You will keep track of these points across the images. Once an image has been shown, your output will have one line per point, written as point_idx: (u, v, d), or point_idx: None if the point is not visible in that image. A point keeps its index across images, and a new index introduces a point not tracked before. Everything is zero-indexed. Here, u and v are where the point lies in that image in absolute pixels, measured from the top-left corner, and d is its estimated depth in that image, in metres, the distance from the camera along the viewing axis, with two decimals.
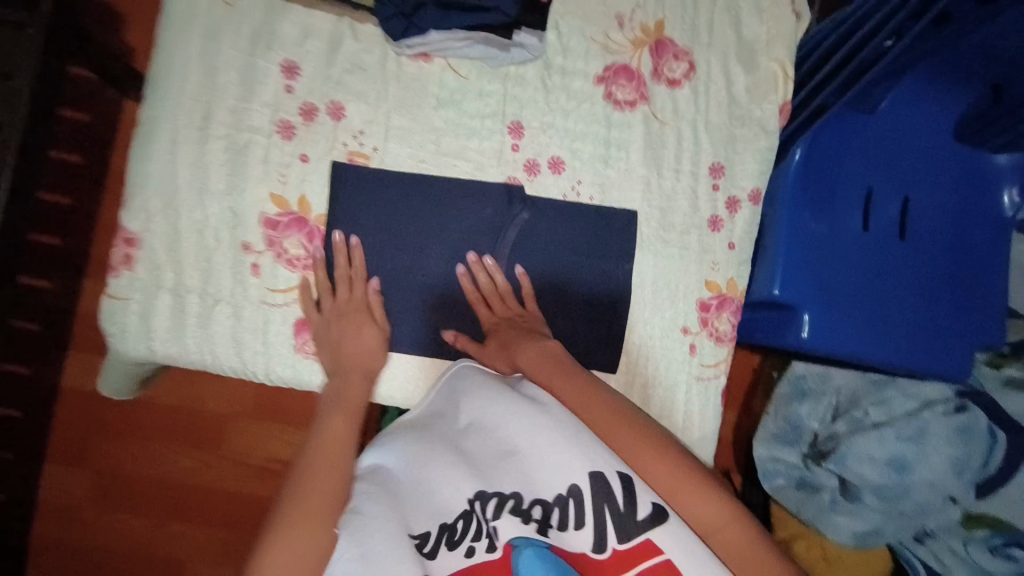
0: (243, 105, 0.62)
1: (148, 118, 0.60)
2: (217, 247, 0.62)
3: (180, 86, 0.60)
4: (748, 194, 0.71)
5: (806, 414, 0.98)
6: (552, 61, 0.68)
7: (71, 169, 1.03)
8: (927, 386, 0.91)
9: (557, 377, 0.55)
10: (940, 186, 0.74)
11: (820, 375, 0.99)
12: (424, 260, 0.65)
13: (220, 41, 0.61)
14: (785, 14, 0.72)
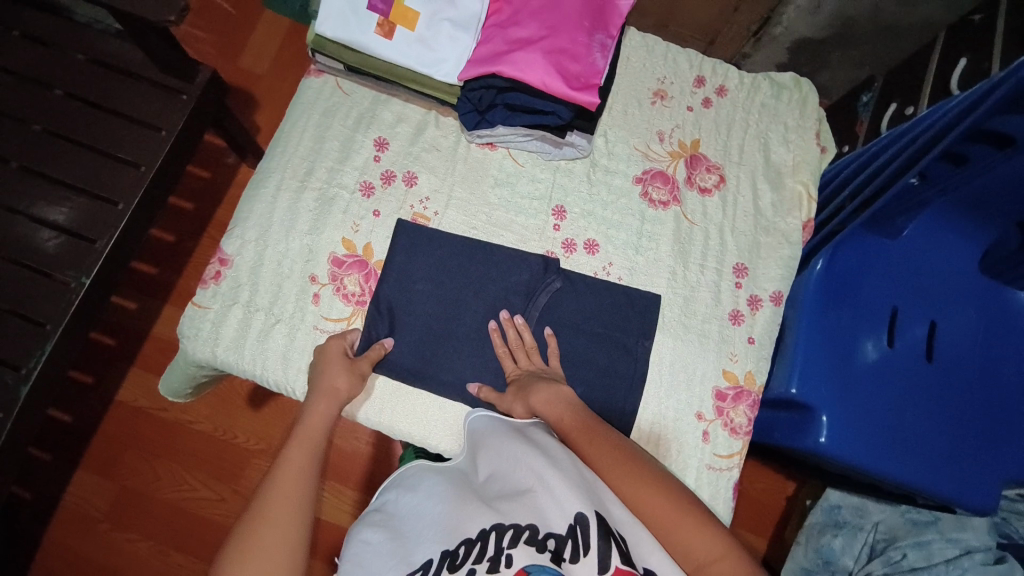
0: (338, 166, 0.75)
1: (264, 168, 0.75)
2: (289, 275, 0.72)
3: (294, 147, 0.75)
4: (770, 295, 0.76)
5: (840, 549, 0.91)
6: (598, 161, 0.79)
7: (183, 211, 1.22)
8: (968, 531, 0.86)
9: (567, 424, 0.60)
10: (966, 314, 0.77)
11: (857, 506, 0.93)
12: (460, 312, 0.72)
13: (332, 118, 0.76)
14: (810, 146, 0.82)
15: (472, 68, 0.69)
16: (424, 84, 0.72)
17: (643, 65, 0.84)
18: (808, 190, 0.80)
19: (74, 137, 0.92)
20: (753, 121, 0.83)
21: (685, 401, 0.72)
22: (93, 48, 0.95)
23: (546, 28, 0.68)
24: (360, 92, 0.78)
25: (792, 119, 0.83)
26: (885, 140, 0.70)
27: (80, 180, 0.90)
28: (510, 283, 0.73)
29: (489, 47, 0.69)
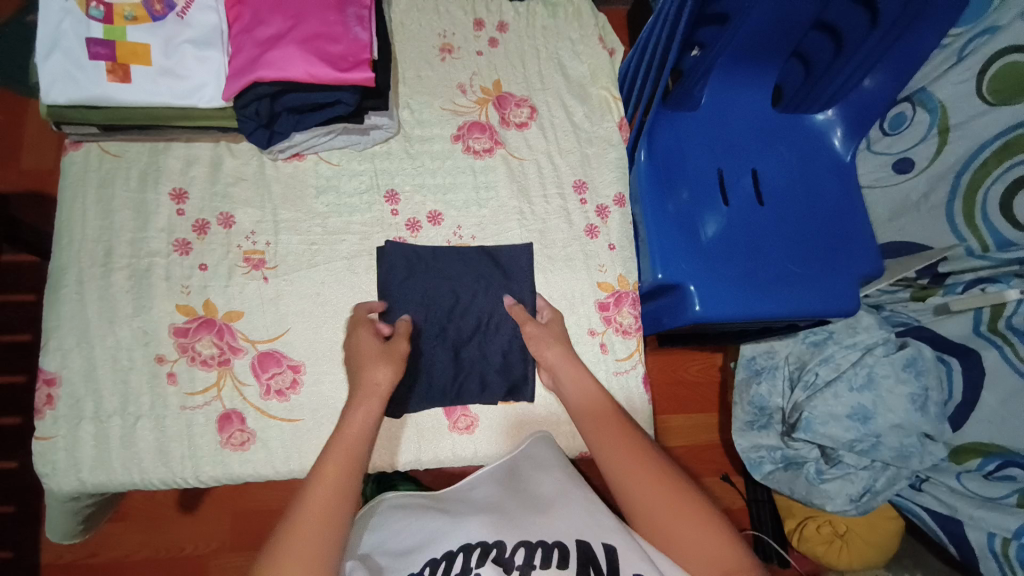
0: (140, 235, 0.69)
1: (56, 268, 0.66)
2: (133, 366, 0.65)
3: (82, 233, 0.68)
4: (614, 200, 0.80)
5: (767, 393, 1.01)
6: (410, 134, 0.78)
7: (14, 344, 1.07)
8: (862, 333, 0.95)
9: (596, 421, 0.60)
10: (778, 153, 0.85)
11: (767, 352, 1.03)
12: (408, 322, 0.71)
13: (113, 187, 0.69)
14: (600, 52, 0.85)
15: (234, 82, 0.63)
16: (196, 117, 0.66)
17: (420, 25, 0.82)
18: (612, 92, 0.84)
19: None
20: (542, 45, 0.84)
21: (576, 323, 0.75)
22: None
23: (291, 18, 0.64)
24: (132, 150, 0.71)
25: (574, 32, 0.86)
26: (652, 29, 0.74)
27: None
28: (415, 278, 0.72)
29: (242, 56, 0.64)
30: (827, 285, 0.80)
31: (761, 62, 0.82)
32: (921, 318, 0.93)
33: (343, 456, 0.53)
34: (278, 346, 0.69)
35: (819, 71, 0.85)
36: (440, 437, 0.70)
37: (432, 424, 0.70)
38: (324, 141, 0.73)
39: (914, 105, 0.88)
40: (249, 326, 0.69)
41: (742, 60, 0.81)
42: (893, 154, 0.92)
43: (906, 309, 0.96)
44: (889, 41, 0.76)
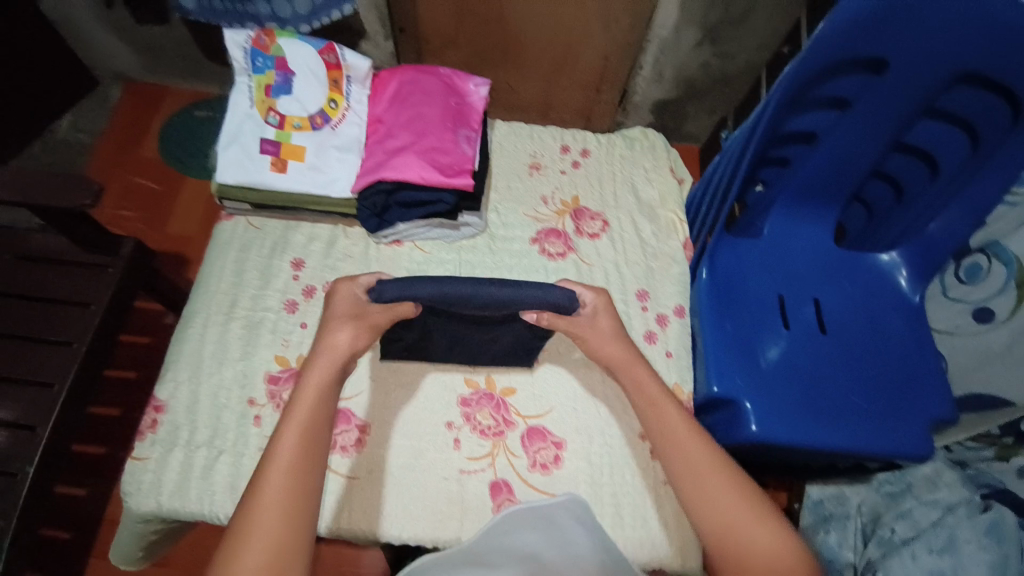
0: (260, 293, 0.81)
1: (189, 312, 0.79)
2: (228, 404, 0.74)
3: (217, 285, 0.81)
4: (674, 310, 0.85)
5: (835, 544, 0.85)
6: (495, 233, 0.89)
7: (124, 379, 1.22)
8: (943, 490, 0.79)
9: (652, 410, 0.65)
10: (841, 286, 0.88)
11: (837, 496, 0.91)
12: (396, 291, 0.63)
13: (248, 252, 0.84)
14: (669, 181, 0.96)
15: (363, 179, 0.78)
16: (327, 204, 0.81)
17: (515, 146, 0.97)
18: (678, 215, 0.93)
19: (24, 332, 1.01)
20: (618, 171, 0.96)
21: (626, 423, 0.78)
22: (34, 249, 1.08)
23: (416, 135, 0.78)
24: (270, 225, 0.86)
25: (648, 162, 0.97)
26: (715, 165, 0.84)
27: (28, 373, 0.97)
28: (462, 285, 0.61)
29: (373, 159, 0.79)
30: (893, 425, 0.77)
31: (821, 202, 0.88)
32: (1004, 480, 0.77)
33: (305, 421, 0.56)
34: (351, 405, 0.76)
35: (881, 214, 0.90)
36: (482, 518, 0.71)
37: (477, 503, 0.71)
38: (422, 232, 0.86)
39: (989, 257, 0.81)
40: None
41: (801, 199, 0.88)
42: (972, 303, 0.84)
43: (984, 471, 0.80)
44: (948, 194, 0.80)
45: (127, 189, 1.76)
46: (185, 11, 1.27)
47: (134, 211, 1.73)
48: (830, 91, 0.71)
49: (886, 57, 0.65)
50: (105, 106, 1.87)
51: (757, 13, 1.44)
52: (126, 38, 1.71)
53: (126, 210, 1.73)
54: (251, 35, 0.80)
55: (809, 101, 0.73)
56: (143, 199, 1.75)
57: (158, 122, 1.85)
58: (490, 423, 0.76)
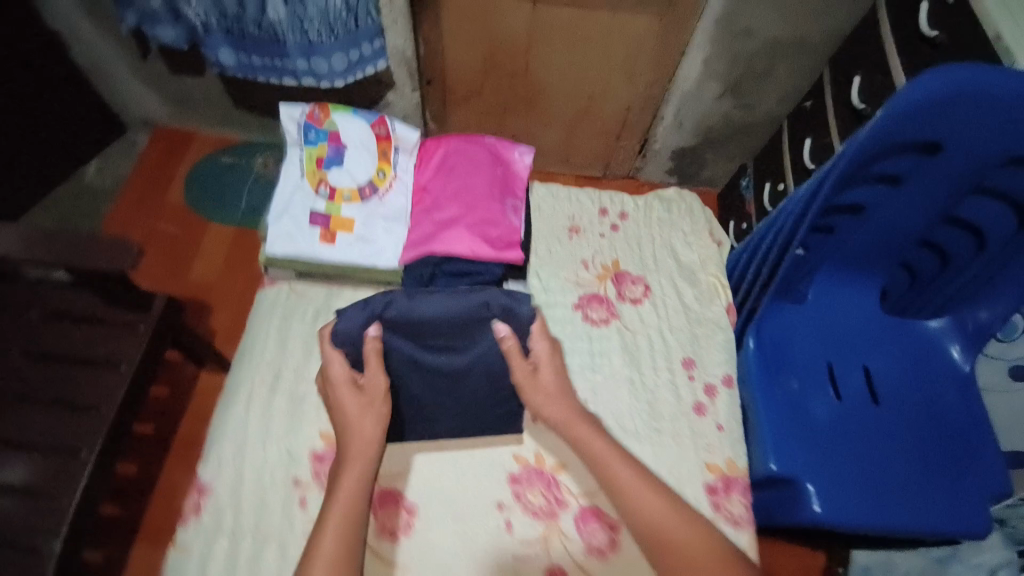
0: (303, 366, 0.80)
1: (232, 386, 0.78)
2: (274, 485, 0.72)
3: (261, 356, 0.80)
4: (722, 379, 0.83)
5: None
6: (537, 298, 0.89)
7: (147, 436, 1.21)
8: (985, 552, 0.82)
9: (603, 459, 0.69)
10: (891, 354, 0.87)
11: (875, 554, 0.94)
12: (346, 336, 0.73)
13: (291, 321, 0.83)
14: (708, 244, 0.95)
15: (411, 251, 0.78)
16: (375, 274, 0.81)
17: (553, 210, 0.97)
18: (721, 279, 0.92)
19: (54, 395, 1.00)
20: (656, 234, 0.96)
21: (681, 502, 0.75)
22: (68, 305, 1.08)
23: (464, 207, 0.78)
24: (312, 291, 0.85)
25: (686, 225, 0.97)
26: (757, 233, 0.84)
27: (59, 440, 0.95)
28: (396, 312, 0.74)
29: (420, 230, 0.79)
30: (955, 504, 0.76)
31: (864, 268, 0.88)
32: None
33: (344, 515, 0.62)
34: (399, 485, 0.74)
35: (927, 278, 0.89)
36: None
37: None
38: None
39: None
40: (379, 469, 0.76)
41: (843, 265, 0.88)
42: (1008, 360, 0.87)
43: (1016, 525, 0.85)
44: (997, 265, 0.79)
45: (152, 234, 1.76)
46: (223, 66, 1.39)
47: (157, 256, 1.72)
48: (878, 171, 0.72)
49: (938, 140, 0.66)
50: (131, 151, 1.89)
51: (779, 68, 1.47)
52: (158, 86, 1.74)
53: (149, 254, 1.72)
54: (306, 109, 0.82)
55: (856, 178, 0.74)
56: (166, 244, 1.74)
57: (184, 168, 1.87)
58: (542, 502, 0.74)
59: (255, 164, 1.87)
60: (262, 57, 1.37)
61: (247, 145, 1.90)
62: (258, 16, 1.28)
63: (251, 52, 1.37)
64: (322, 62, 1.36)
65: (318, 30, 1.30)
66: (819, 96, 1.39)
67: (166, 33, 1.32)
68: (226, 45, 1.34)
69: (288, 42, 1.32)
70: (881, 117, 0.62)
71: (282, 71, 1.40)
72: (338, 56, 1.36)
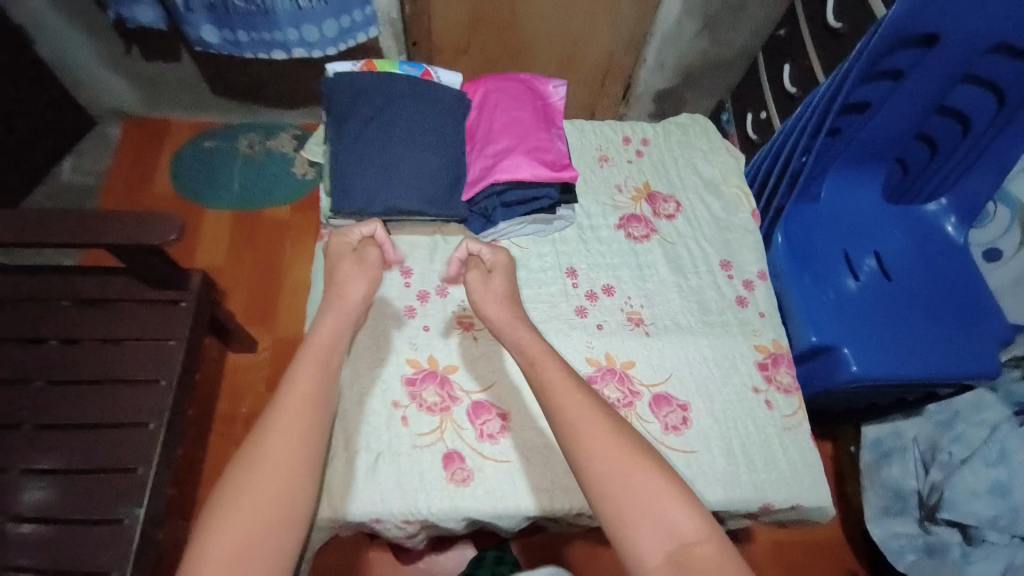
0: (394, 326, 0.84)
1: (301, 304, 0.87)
2: (374, 411, 0.79)
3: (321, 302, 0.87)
4: (757, 274, 0.93)
5: (900, 475, 1.21)
6: (582, 223, 0.95)
7: (236, 382, 1.49)
8: (986, 412, 1.13)
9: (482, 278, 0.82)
10: (892, 237, 1.13)
11: (893, 434, 1.25)
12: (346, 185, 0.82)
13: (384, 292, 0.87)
14: (729, 160, 1.03)
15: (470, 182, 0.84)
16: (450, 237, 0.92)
17: (584, 142, 1.03)
18: (745, 191, 1.00)
19: (84, 377, 1.02)
20: (679, 157, 1.04)
21: (725, 353, 0.86)
22: (84, 292, 1.08)
23: (518, 137, 0.83)
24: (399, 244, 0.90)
25: (704, 146, 1.05)
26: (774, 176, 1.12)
27: (106, 459, 0.96)
28: (357, 78, 0.84)
29: (479, 166, 0.83)
30: (967, 350, 1.00)
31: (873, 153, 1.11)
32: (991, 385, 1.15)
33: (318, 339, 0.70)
34: (488, 398, 0.80)
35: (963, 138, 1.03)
36: None
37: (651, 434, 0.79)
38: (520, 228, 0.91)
39: (996, 204, 1.11)
40: (463, 377, 0.82)
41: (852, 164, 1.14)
42: (983, 245, 1.15)
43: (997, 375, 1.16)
44: (977, 150, 1.03)
45: None
46: (206, 45, 1.32)
47: None
48: (962, 93, 0.98)
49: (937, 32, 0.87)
50: (107, 145, 1.75)
51: (751, 1, 1.55)
52: (130, 71, 1.63)
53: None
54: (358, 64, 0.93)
55: (964, 78, 0.95)
56: None
57: (167, 153, 1.76)
58: (619, 395, 0.81)
59: (241, 145, 1.79)
60: (249, 32, 1.30)
61: (228, 127, 1.81)
62: None
63: (236, 28, 1.29)
64: (313, 31, 1.32)
65: None
66: (794, 26, 1.48)
67: (144, 13, 1.30)
68: (209, 22, 1.28)
69: (277, 12, 1.26)
70: (896, 7, 0.82)
71: (270, 45, 1.33)
72: (330, 23, 1.32)
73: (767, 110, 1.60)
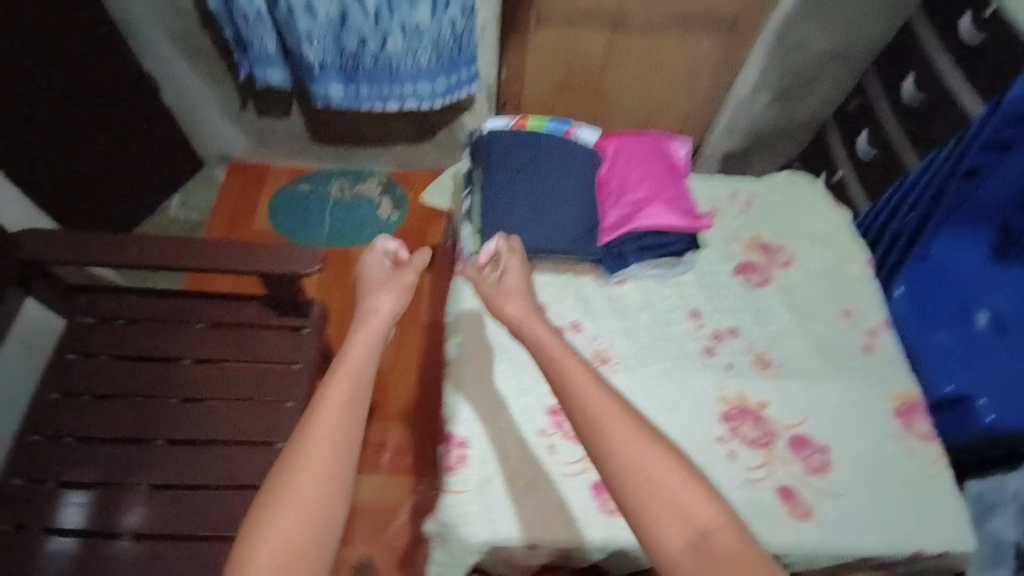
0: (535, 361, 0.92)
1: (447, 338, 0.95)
2: (526, 438, 0.85)
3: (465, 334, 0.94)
4: (879, 322, 0.97)
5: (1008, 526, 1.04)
6: (702, 268, 1.00)
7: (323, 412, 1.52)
8: None
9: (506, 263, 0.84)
10: (1004, 293, 1.13)
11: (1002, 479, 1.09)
12: (494, 232, 0.87)
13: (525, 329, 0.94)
14: (836, 214, 1.09)
15: (613, 225, 0.89)
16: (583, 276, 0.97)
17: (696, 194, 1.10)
18: (856, 244, 1.05)
19: (205, 394, 1.06)
20: (787, 211, 1.10)
21: (854, 399, 0.89)
22: (213, 314, 1.13)
23: (655, 187, 0.90)
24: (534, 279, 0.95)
25: (811, 202, 1.11)
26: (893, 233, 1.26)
27: (237, 477, 0.99)
28: (510, 134, 0.93)
29: (618, 213, 0.90)
30: None
31: (972, 213, 1.13)
32: None
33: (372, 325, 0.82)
34: None
35: None
36: (782, 523, 0.78)
37: (791, 471, 0.82)
38: (645, 271, 0.97)
39: None
40: None
41: (951, 226, 1.16)
42: None
43: None
44: None
45: None
46: (329, 100, 1.46)
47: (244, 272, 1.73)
48: None
49: None
50: (212, 186, 1.87)
51: (825, 74, 1.66)
52: (241, 122, 1.75)
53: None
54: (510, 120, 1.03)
55: None
56: None
57: (267, 195, 1.88)
58: (757, 434, 0.84)
59: (333, 189, 1.91)
60: (372, 87, 1.44)
61: (322, 173, 1.94)
62: (377, 49, 1.35)
63: (361, 83, 1.43)
64: (427, 85, 1.46)
65: (429, 57, 1.39)
66: (865, 103, 1.63)
67: (275, 75, 1.41)
68: (338, 81, 1.42)
69: (400, 70, 1.40)
70: None
71: (387, 98, 1.47)
72: (442, 79, 1.45)
73: (840, 172, 1.69)
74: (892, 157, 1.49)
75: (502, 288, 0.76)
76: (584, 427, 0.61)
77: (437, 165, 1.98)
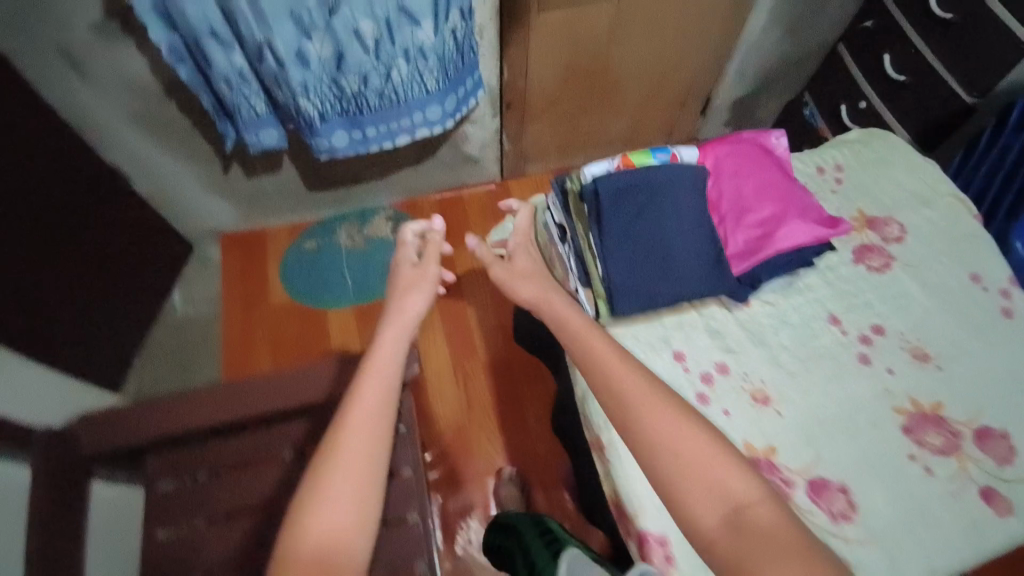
0: None
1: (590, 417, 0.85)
2: None
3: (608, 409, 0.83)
4: (1008, 281, 0.93)
5: None
6: (821, 266, 0.93)
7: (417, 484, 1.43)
8: None
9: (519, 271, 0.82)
10: None
11: None
12: (619, 294, 0.79)
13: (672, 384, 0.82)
14: (927, 168, 1.03)
15: (741, 255, 0.80)
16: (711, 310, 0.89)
17: None
18: (957, 198, 1.00)
19: None
20: (878, 176, 1.03)
21: (1013, 368, 0.85)
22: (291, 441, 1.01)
23: (779, 201, 0.81)
24: (662, 327, 0.86)
25: (899, 161, 1.04)
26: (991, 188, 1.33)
27: None
28: (617, 174, 0.80)
29: (742, 238, 0.81)
30: None
31: None
32: None
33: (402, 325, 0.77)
34: (818, 473, 0.77)
35: None
36: (999, 525, 0.75)
37: (986, 466, 0.78)
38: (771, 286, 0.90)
39: None
40: (784, 456, 0.78)
41: None
42: None
43: None
44: None
45: (274, 331, 1.62)
46: (333, 151, 1.29)
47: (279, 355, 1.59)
48: None
49: None
50: (210, 270, 1.69)
51: (831, 1, 1.57)
52: (226, 192, 1.56)
53: (287, 363, 1.58)
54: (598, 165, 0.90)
55: None
56: (293, 351, 1.59)
57: (274, 263, 1.71)
58: (941, 439, 0.80)
59: (340, 238, 1.75)
60: (378, 126, 1.27)
61: (323, 224, 1.77)
62: (380, 86, 1.18)
63: (365, 125, 1.26)
64: (436, 109, 1.29)
65: (436, 79, 1.22)
66: (882, 16, 1.48)
67: (268, 137, 1.24)
68: (340, 129, 1.25)
69: (408, 101, 1.24)
70: None
71: (396, 133, 1.30)
72: (451, 99, 1.29)
73: (866, 100, 1.59)
74: (929, 77, 1.40)
75: (515, 272, 0.81)
76: (613, 400, 0.64)
77: (442, 183, 1.83)
